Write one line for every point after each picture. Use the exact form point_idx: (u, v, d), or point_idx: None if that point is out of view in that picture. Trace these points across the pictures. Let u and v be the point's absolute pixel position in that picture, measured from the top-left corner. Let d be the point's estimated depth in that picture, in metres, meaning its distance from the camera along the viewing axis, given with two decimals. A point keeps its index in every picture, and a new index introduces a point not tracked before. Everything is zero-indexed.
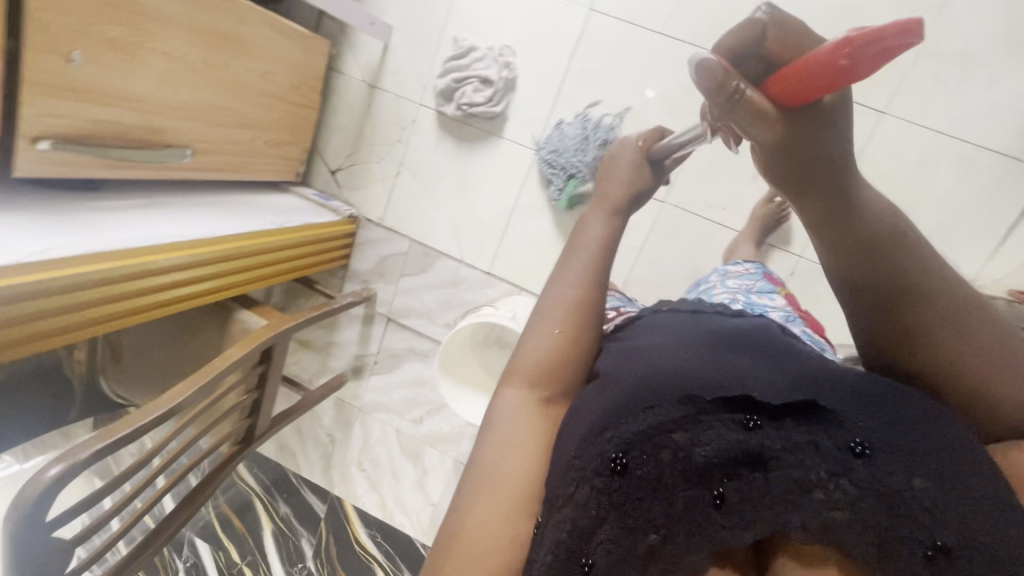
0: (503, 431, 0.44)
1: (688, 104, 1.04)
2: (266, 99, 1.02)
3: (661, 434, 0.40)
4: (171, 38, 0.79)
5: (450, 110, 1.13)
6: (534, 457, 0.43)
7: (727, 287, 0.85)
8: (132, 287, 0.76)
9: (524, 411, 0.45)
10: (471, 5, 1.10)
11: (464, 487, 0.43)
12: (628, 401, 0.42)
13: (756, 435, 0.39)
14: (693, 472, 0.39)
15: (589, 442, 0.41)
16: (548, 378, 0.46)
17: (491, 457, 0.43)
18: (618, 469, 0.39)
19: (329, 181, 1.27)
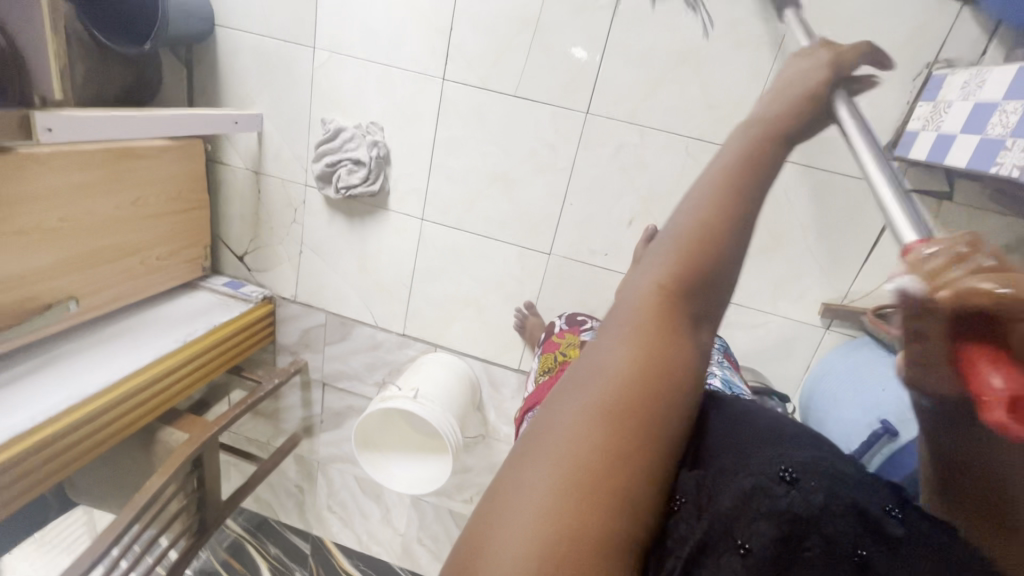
0: (635, 332, 0.31)
1: (554, 160, 1.05)
2: (146, 221, 1.06)
3: (843, 467, 0.32)
4: (23, 215, 0.82)
5: (332, 192, 1.15)
6: (679, 384, 0.30)
7: (700, 355, 0.80)
8: (48, 453, 0.83)
9: (660, 311, 0.31)
10: (331, 85, 1.10)
11: (573, 391, 0.30)
12: (800, 432, 0.34)
13: (913, 512, 0.31)
14: (857, 525, 0.29)
15: (747, 450, 0.33)
16: (707, 279, 0.33)
17: (616, 362, 0.30)
18: (788, 481, 0.30)
19: (240, 266, 1.31)
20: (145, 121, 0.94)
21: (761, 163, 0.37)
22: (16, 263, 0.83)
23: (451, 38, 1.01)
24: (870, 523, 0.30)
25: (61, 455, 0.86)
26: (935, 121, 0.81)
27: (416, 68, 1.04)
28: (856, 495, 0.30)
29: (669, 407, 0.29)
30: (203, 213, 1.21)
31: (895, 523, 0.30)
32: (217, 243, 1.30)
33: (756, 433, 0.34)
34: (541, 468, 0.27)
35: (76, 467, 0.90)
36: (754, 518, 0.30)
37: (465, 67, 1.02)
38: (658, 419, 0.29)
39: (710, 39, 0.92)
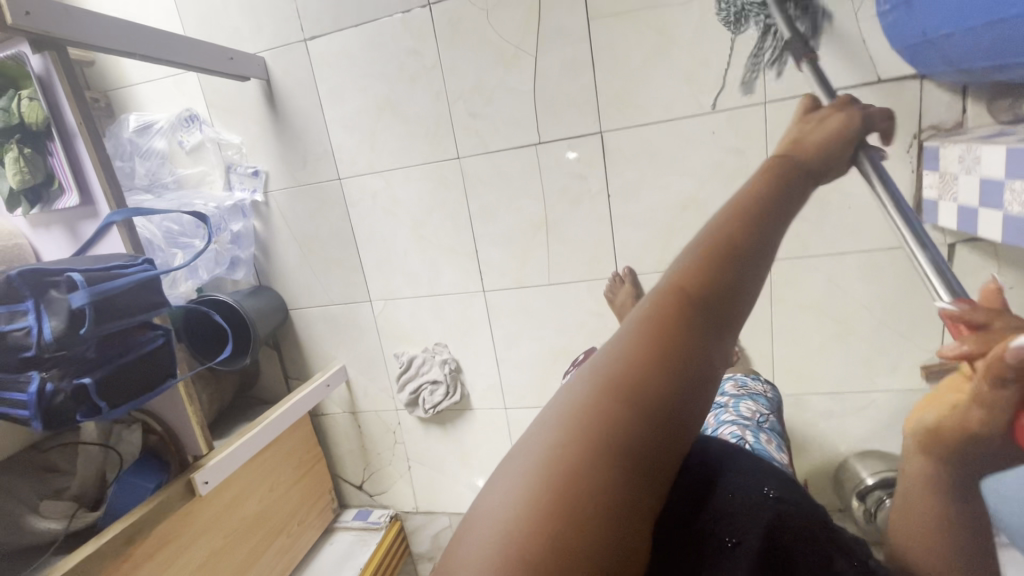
0: (645, 322, 0.34)
1: (604, 325, 1.12)
2: (284, 497, 1.20)
3: (817, 508, 0.42)
4: (200, 550, 0.96)
5: (421, 412, 1.26)
6: (682, 363, 0.32)
7: (739, 414, 0.81)
8: None
9: (672, 302, 0.34)
10: (393, 325, 1.25)
11: (592, 369, 0.33)
12: (785, 473, 0.45)
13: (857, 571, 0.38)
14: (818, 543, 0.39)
15: (745, 473, 0.42)
16: (719, 295, 0.35)
17: (620, 349, 0.33)
18: (772, 497, 0.40)
19: (362, 494, 1.42)
20: (271, 424, 1.10)
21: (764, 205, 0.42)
22: None
23: (479, 258, 1.14)
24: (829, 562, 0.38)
25: None
26: (949, 191, 0.83)
27: (459, 290, 1.18)
28: (819, 526, 0.40)
29: (658, 392, 0.31)
30: (321, 464, 1.35)
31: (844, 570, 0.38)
32: (339, 481, 1.43)
33: (762, 468, 0.44)
34: (541, 432, 0.31)
35: None
36: (741, 523, 0.39)
37: (500, 276, 1.14)
38: (641, 411, 0.30)
39: (703, 184, 1.00)
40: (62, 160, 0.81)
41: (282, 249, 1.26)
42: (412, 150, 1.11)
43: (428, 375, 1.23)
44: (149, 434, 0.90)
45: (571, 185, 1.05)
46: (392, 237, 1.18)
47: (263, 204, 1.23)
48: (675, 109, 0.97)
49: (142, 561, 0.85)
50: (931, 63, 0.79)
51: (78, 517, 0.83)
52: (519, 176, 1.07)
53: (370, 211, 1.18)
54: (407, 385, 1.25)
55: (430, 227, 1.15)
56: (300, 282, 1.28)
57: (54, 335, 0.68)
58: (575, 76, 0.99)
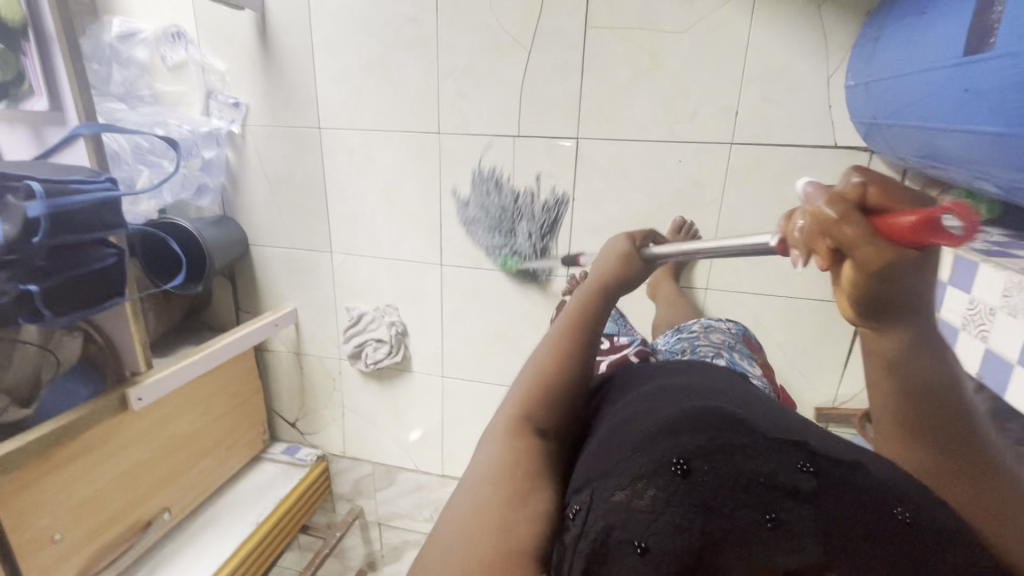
0: (499, 439, 0.45)
1: (547, 317, 1.18)
2: (216, 421, 1.25)
3: (741, 454, 0.34)
4: (126, 458, 1.01)
5: (362, 366, 1.32)
6: (530, 466, 0.43)
7: (711, 341, 0.82)
8: None
9: (515, 423, 0.47)
10: (349, 279, 1.29)
11: (464, 485, 0.43)
12: (702, 422, 0.37)
13: (809, 478, 0.33)
14: (753, 500, 0.32)
15: (642, 450, 0.37)
16: (550, 403, 0.49)
17: (483, 467, 0.43)
18: (679, 472, 0.35)
19: (294, 431, 1.48)
20: (211, 356, 1.13)
21: (590, 313, 0.54)
22: (118, 497, 1.01)
23: (442, 233, 1.18)
24: (776, 495, 0.32)
25: None
26: None
27: (417, 259, 1.22)
28: (745, 472, 0.33)
29: (519, 485, 0.41)
30: (259, 396, 1.39)
31: (791, 487, 0.33)
32: (273, 414, 1.48)
33: (641, 437, 0.39)
34: (440, 538, 0.39)
35: None
36: (651, 519, 0.33)
37: (458, 253, 1.19)
38: (509, 498, 0.40)
39: (660, 206, 1.06)
40: (35, 63, 0.82)
41: (251, 185, 1.27)
42: (395, 116, 1.12)
43: (374, 332, 1.28)
44: (88, 345, 0.92)
45: (541, 182, 1.09)
46: (362, 195, 1.21)
47: (239, 136, 1.23)
48: (648, 132, 1.02)
49: (67, 459, 0.89)
50: (878, 143, 0.85)
51: (11, 410, 0.84)
52: (493, 163, 1.10)
53: (345, 165, 1.19)
54: (353, 337, 1.30)
55: (400, 193, 1.18)
56: (265, 220, 1.29)
57: (5, 239, 0.70)
58: (562, 80, 1.02)
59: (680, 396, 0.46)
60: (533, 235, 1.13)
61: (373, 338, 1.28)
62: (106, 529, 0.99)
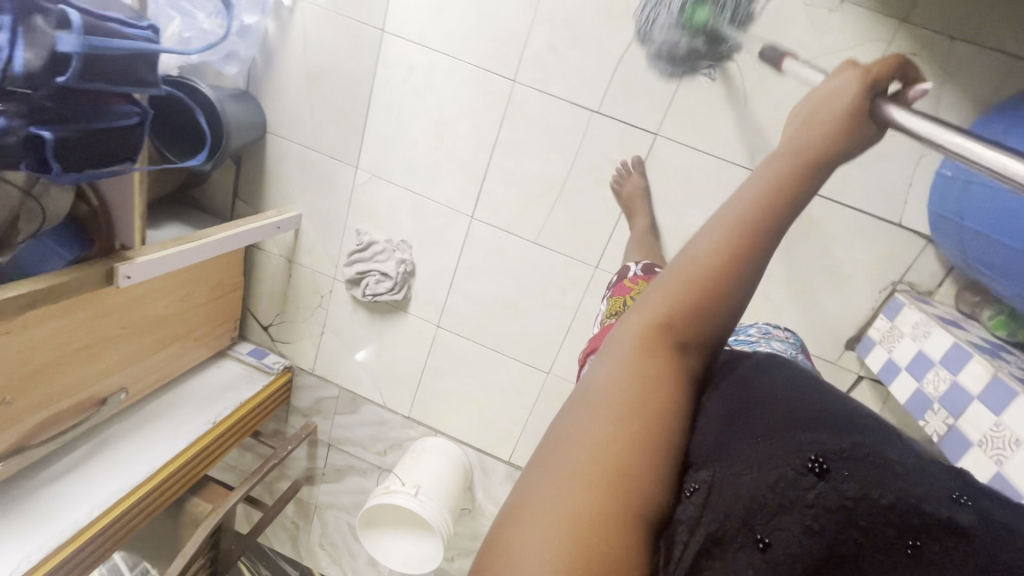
0: (625, 357, 0.39)
1: (562, 300, 1.16)
2: (191, 310, 1.16)
3: (886, 464, 0.32)
4: (94, 331, 0.92)
5: (358, 294, 1.26)
6: (663, 404, 0.37)
7: (773, 346, 0.77)
8: (103, 539, 0.94)
9: (654, 334, 0.39)
10: (368, 201, 1.20)
11: (575, 409, 0.38)
12: (840, 422, 0.35)
13: (966, 512, 0.30)
14: (901, 519, 0.30)
15: (775, 440, 0.34)
16: (696, 317, 0.39)
17: (605, 389, 0.38)
18: (816, 472, 0.32)
19: (264, 335, 1.41)
20: (209, 246, 1.04)
21: (782, 208, 0.40)
22: (77, 369, 0.93)
23: (483, 185, 1.11)
24: (920, 517, 0.29)
25: (115, 537, 0.97)
26: (890, 341, 0.95)
27: (448, 204, 1.15)
28: (896, 488, 0.30)
29: (644, 419, 0.36)
30: (238, 293, 1.31)
31: (944, 518, 0.29)
32: (246, 314, 1.40)
33: (777, 423, 0.35)
34: (545, 469, 0.35)
35: (125, 539, 1.02)
36: (777, 516, 0.31)
37: (493, 211, 1.13)
38: (630, 435, 0.35)
39: None
40: None
41: (287, 68, 1.13)
42: (472, 45, 1.02)
43: (380, 263, 1.22)
44: (79, 204, 0.81)
45: (604, 166, 1.04)
46: (409, 119, 1.10)
47: (287, 9, 1.07)
48: (729, 152, 0.97)
49: (34, 322, 0.80)
50: (947, 236, 0.86)
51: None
52: (562, 131, 1.03)
53: (399, 80, 1.08)
54: (356, 263, 1.23)
55: (452, 130, 1.09)
56: (292, 110, 1.16)
57: (25, 70, 0.58)
58: (664, 69, 0.95)
59: (821, 390, 0.40)
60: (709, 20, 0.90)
61: (377, 269, 1.22)
62: (59, 399, 0.91)
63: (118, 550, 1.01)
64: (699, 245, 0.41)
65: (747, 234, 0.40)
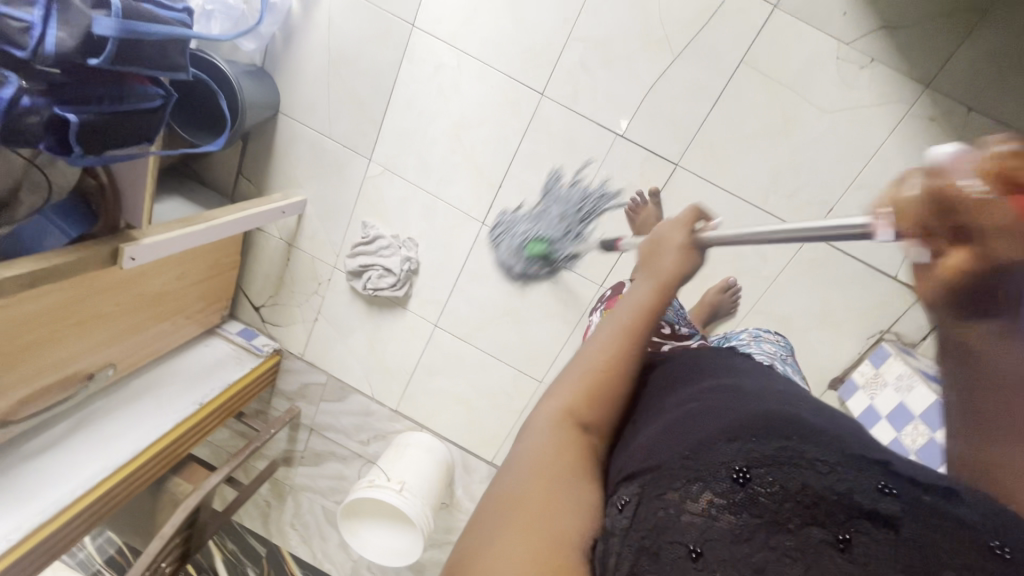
0: (546, 432, 0.41)
1: (563, 314, 1.17)
2: (185, 288, 1.13)
3: (801, 461, 0.32)
4: (89, 308, 0.90)
5: (358, 286, 1.25)
6: (580, 469, 0.39)
7: (763, 348, 0.78)
8: (82, 519, 0.93)
9: (565, 415, 0.42)
10: (377, 194, 1.18)
11: (505, 477, 0.39)
12: (759, 424, 0.35)
13: (892, 501, 0.30)
14: (824, 511, 0.30)
15: (695, 452, 0.35)
16: (601, 396, 0.44)
17: (533, 459, 0.39)
18: (737, 480, 0.33)
19: (255, 315, 1.39)
20: (215, 229, 1.01)
21: (651, 316, 0.48)
22: (68, 345, 0.90)
23: (498, 194, 1.11)
24: (841, 506, 0.30)
25: (93, 517, 0.96)
26: (873, 388, 1.00)
27: (460, 207, 1.14)
28: (814, 486, 0.31)
29: (565, 481, 0.38)
30: (233, 272, 1.28)
31: (873, 510, 0.30)
32: (238, 292, 1.37)
33: (699, 434, 0.37)
34: (479, 538, 0.35)
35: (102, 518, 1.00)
36: (705, 523, 0.32)
37: (505, 220, 1.13)
38: (554, 496, 0.36)
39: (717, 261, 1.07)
40: None
41: (307, 50, 1.09)
42: (504, 53, 1.01)
43: (385, 258, 1.20)
44: (86, 177, 0.79)
45: (621, 190, 1.04)
46: (429, 118, 1.09)
47: None
48: (744, 191, 0.99)
49: (30, 300, 0.77)
50: None
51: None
52: (584, 151, 1.03)
53: (424, 78, 1.06)
54: (360, 255, 1.22)
55: (473, 135, 1.08)
56: (308, 94, 1.13)
57: (57, 50, 0.55)
58: (692, 102, 0.96)
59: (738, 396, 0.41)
60: (564, 219, 1.08)
61: (381, 263, 1.21)
62: (47, 374, 0.89)
63: (97, 528, 1.00)
64: (598, 338, 0.47)
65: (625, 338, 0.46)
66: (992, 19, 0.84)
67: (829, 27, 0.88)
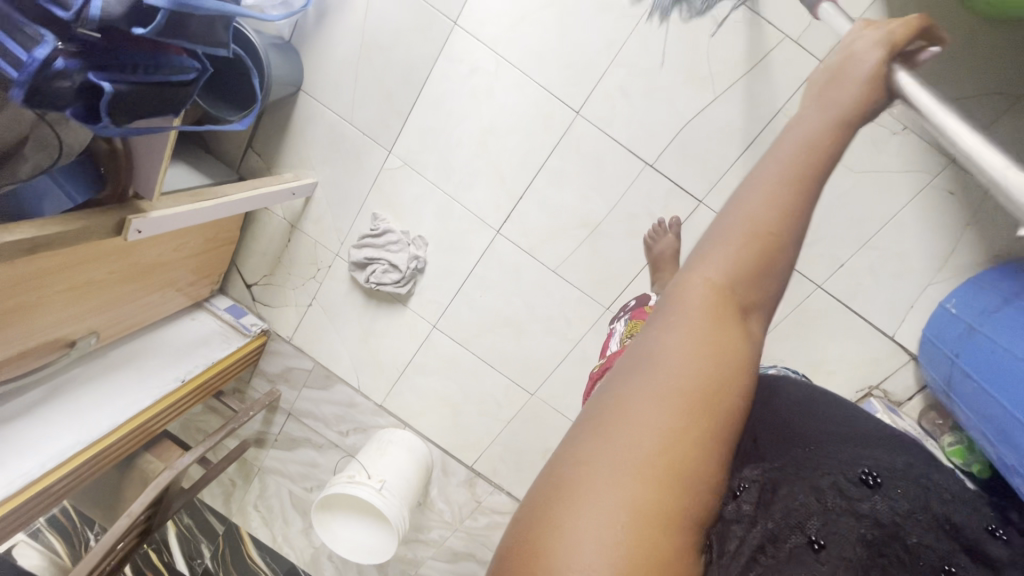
0: (688, 324, 0.33)
1: (566, 330, 1.17)
2: (181, 260, 1.09)
3: (922, 486, 0.39)
4: (82, 275, 0.85)
5: (360, 278, 1.22)
6: (726, 373, 0.32)
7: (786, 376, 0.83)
8: (47, 493, 0.88)
9: (714, 302, 0.34)
10: (392, 187, 1.15)
11: (633, 377, 0.32)
12: (885, 447, 0.42)
13: (997, 544, 0.37)
14: (938, 535, 0.36)
15: (828, 455, 0.40)
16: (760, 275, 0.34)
17: (669, 361, 0.32)
18: (866, 485, 0.38)
19: (245, 293, 1.34)
20: (225, 206, 0.96)
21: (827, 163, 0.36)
22: (55, 311, 0.85)
23: (518, 204, 1.10)
24: (954, 534, 0.37)
25: (59, 492, 0.91)
26: None
27: (476, 213, 1.13)
28: (932, 510, 0.37)
29: (712, 396, 0.31)
30: (229, 247, 1.23)
31: (979, 546, 0.36)
32: (231, 267, 1.32)
33: (821, 442, 0.41)
34: (602, 447, 0.30)
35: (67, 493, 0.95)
36: (834, 522, 0.35)
37: (521, 231, 1.11)
38: (696, 424, 0.30)
39: None
40: None
41: (341, 29, 1.05)
42: (544, 65, 0.99)
43: (391, 254, 1.17)
44: (98, 141, 0.74)
45: (642, 218, 1.04)
46: (458, 119, 1.06)
47: None
48: None
49: (26, 263, 0.73)
50: (932, 365, 0.94)
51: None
52: (611, 175, 1.03)
53: (458, 78, 1.03)
54: (366, 247, 1.19)
55: (500, 142, 1.06)
56: (334, 75, 1.09)
57: (101, 15, 0.52)
58: (725, 142, 0.96)
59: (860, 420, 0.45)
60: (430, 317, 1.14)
61: (388, 257, 1.17)
62: (28, 339, 0.84)
63: (63, 502, 0.96)
64: (761, 191, 0.36)
65: (800, 194, 0.35)
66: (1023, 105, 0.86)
67: None
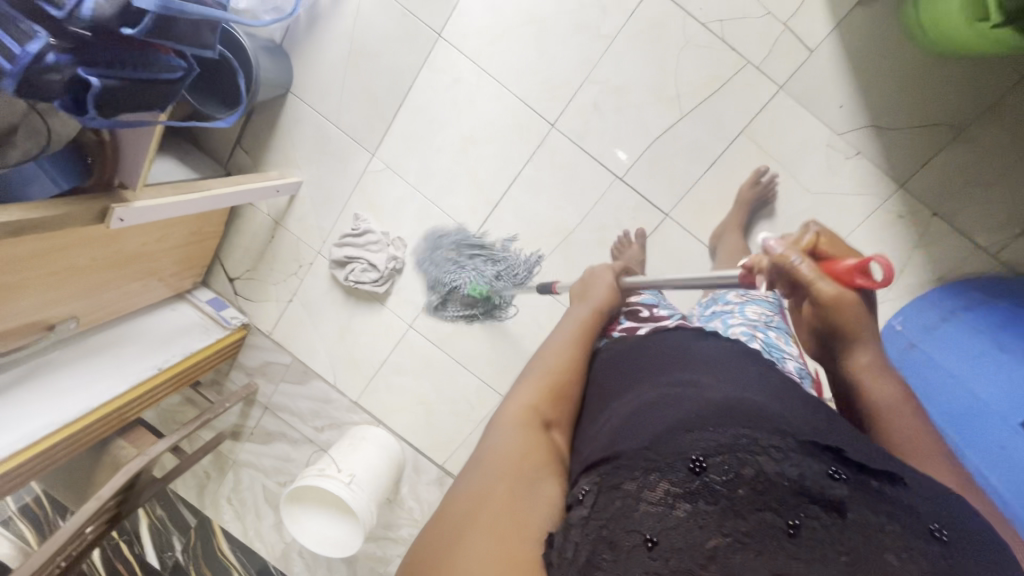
0: (514, 425, 0.46)
1: (538, 334, 1.20)
2: (164, 251, 1.12)
3: (757, 455, 0.38)
4: (64, 261, 0.88)
5: (339, 276, 1.25)
6: (543, 456, 0.44)
7: (745, 316, 0.77)
8: (18, 472, 0.90)
9: (529, 411, 0.48)
10: (374, 189, 1.19)
11: (476, 467, 0.42)
12: (720, 415, 0.41)
13: (840, 486, 0.37)
14: (779, 502, 0.36)
15: (660, 443, 0.40)
16: (557, 398, 0.51)
17: (502, 450, 0.43)
18: (694, 469, 0.38)
19: (227, 286, 1.37)
20: (208, 199, 0.99)
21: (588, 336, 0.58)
22: (35, 293, 0.88)
23: (494, 210, 1.14)
24: (792, 491, 0.37)
25: (29, 472, 0.93)
26: None
27: (454, 217, 1.17)
28: (768, 473, 0.37)
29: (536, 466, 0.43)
30: (213, 240, 1.27)
31: (821, 495, 0.37)
32: (214, 260, 1.35)
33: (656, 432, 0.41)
34: (459, 520, 0.37)
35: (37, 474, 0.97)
36: (664, 515, 0.36)
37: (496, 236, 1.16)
38: (530, 484, 0.41)
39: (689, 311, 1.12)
40: None
41: (331, 36, 1.10)
42: (523, 79, 1.04)
43: (370, 253, 1.21)
44: (87, 132, 0.77)
45: (612, 229, 1.08)
46: (439, 127, 1.11)
47: None
48: None
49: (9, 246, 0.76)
50: None
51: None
52: (583, 186, 1.07)
53: (441, 87, 1.08)
54: (346, 245, 1.22)
55: (479, 150, 1.10)
56: (322, 79, 1.13)
57: (93, 15, 0.57)
58: (690, 159, 1.01)
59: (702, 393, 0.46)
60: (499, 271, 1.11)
61: (367, 255, 1.21)
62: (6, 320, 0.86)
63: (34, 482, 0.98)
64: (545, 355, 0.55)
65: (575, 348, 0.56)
66: (966, 136, 0.92)
67: (825, 115, 0.95)
